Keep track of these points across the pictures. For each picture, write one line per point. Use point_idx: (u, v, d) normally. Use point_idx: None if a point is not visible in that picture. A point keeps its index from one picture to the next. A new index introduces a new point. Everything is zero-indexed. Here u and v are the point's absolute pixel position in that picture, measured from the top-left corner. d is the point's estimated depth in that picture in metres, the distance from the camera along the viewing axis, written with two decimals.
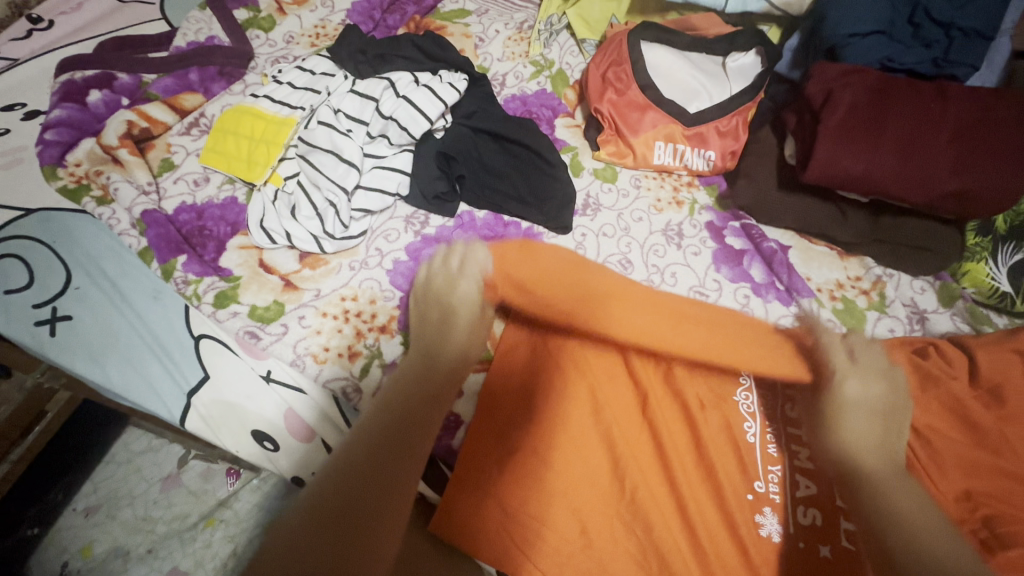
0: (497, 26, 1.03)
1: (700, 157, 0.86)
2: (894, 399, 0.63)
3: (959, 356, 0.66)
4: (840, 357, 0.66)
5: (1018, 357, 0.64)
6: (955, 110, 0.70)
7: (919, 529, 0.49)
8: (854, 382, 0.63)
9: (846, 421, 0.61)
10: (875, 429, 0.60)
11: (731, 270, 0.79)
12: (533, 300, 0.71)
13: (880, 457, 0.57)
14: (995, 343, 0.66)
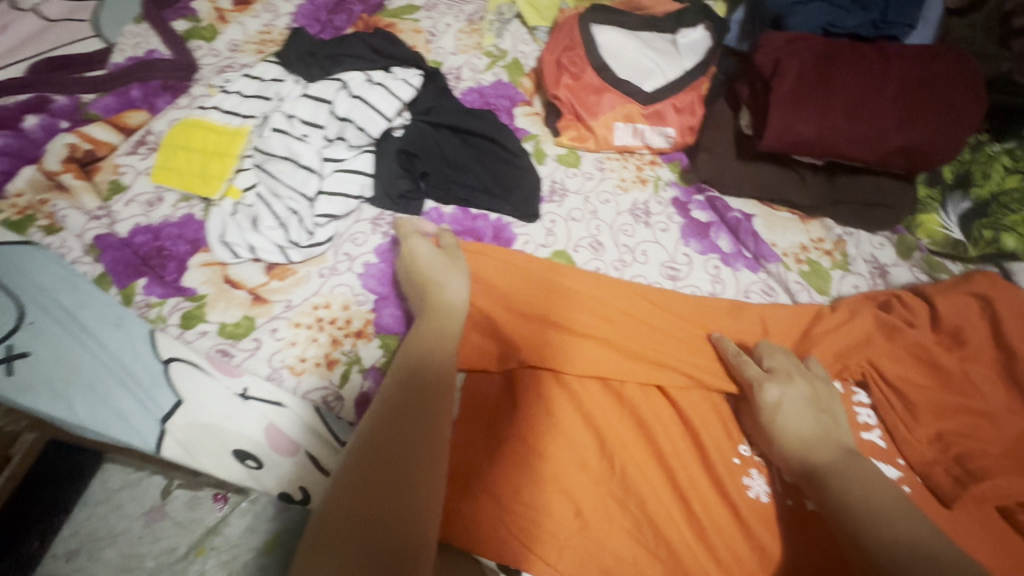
0: (447, 20, 1.02)
1: (660, 136, 0.88)
2: (816, 390, 0.61)
3: (919, 305, 0.69)
4: (754, 368, 0.63)
5: (974, 300, 0.67)
6: (896, 68, 0.72)
7: (877, 514, 0.47)
8: (772, 386, 0.60)
9: (777, 420, 0.58)
10: (811, 421, 0.57)
11: (699, 243, 0.80)
12: (499, 300, 0.67)
13: (823, 446, 0.55)
14: (952, 289, 0.69)
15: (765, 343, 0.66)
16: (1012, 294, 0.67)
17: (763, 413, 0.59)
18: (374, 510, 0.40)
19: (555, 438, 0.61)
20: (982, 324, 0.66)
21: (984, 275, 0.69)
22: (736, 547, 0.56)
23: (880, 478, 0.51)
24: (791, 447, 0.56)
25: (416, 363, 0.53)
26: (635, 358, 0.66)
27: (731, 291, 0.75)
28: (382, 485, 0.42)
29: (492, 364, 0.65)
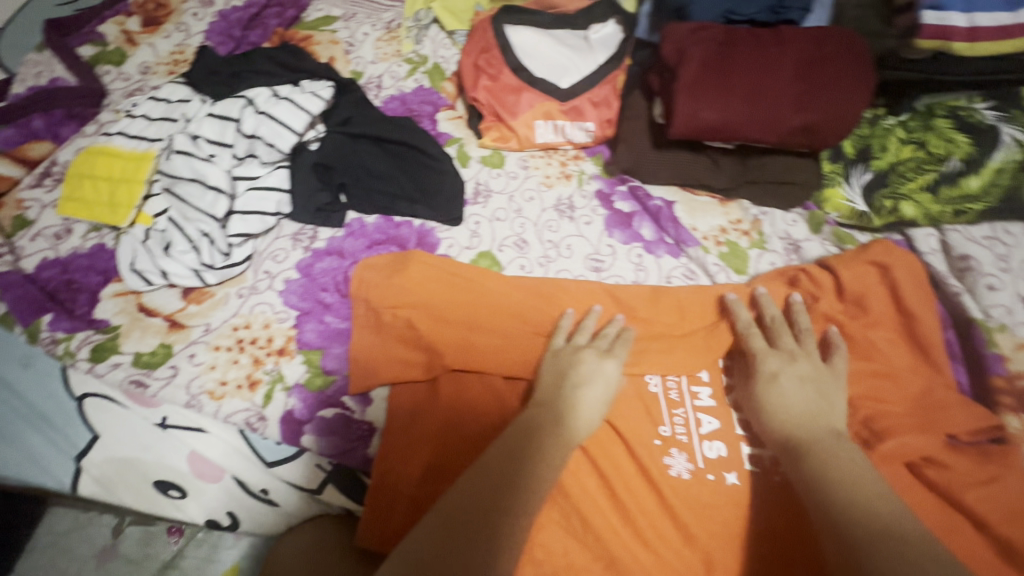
0: (365, 29, 1.01)
1: (580, 130, 0.89)
2: (819, 370, 0.62)
3: (824, 276, 0.71)
4: (759, 341, 0.65)
5: (873, 268, 0.70)
6: (793, 51, 0.74)
7: (858, 498, 0.50)
8: (774, 359, 0.63)
9: (775, 391, 0.61)
10: (807, 396, 0.59)
11: (623, 233, 0.82)
12: (419, 314, 0.66)
13: (814, 424, 0.57)
14: (855, 257, 0.71)
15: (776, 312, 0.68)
16: (904, 257, 0.70)
17: (759, 381, 0.62)
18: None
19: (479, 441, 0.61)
20: (883, 291, 0.69)
21: (882, 243, 0.72)
22: (658, 527, 0.58)
23: (866, 465, 0.53)
24: (782, 420, 0.59)
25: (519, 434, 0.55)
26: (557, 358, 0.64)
27: (654, 278, 0.77)
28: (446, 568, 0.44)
29: (420, 374, 0.65)
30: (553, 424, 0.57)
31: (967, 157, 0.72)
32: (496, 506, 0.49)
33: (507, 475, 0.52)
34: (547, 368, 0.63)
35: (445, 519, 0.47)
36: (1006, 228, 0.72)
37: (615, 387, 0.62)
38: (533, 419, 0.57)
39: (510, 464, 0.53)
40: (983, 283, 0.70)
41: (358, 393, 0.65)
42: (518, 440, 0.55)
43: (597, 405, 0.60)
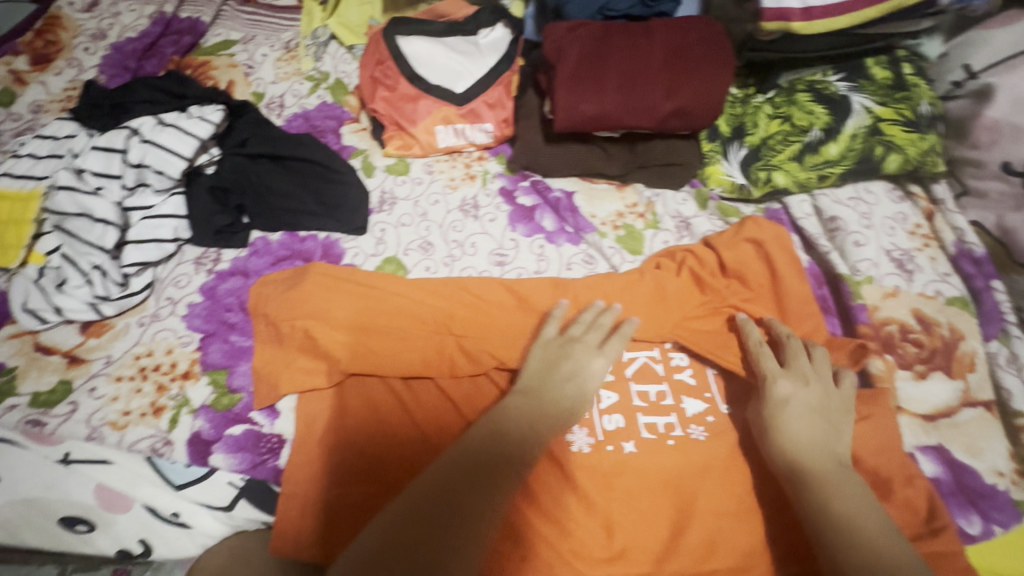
0: (264, 50, 1.03)
1: (480, 132, 0.91)
2: (831, 398, 0.61)
3: (705, 252, 0.75)
4: (770, 363, 0.64)
5: (749, 245, 0.74)
6: (658, 41, 0.79)
7: (861, 539, 0.51)
8: (785, 381, 0.62)
9: (781, 416, 0.59)
10: (814, 425, 0.58)
11: (525, 226, 0.85)
12: (320, 327, 0.68)
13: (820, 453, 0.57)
14: (732, 238, 0.75)
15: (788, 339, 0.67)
16: (774, 231, 0.75)
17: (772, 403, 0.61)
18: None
19: (384, 436, 0.64)
20: (759, 262, 0.74)
21: (755, 220, 0.76)
22: (560, 500, 0.60)
23: (868, 501, 0.54)
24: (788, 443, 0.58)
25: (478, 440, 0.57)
26: (451, 353, 0.68)
27: (555, 267, 0.80)
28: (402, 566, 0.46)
29: (324, 382, 0.66)
30: (528, 418, 0.59)
31: (826, 126, 0.78)
32: (447, 514, 0.50)
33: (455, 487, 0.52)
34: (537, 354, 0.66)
35: (408, 516, 0.49)
36: (866, 188, 0.80)
37: (600, 379, 0.65)
38: (499, 419, 0.59)
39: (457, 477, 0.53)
40: (850, 241, 0.76)
41: (264, 406, 0.66)
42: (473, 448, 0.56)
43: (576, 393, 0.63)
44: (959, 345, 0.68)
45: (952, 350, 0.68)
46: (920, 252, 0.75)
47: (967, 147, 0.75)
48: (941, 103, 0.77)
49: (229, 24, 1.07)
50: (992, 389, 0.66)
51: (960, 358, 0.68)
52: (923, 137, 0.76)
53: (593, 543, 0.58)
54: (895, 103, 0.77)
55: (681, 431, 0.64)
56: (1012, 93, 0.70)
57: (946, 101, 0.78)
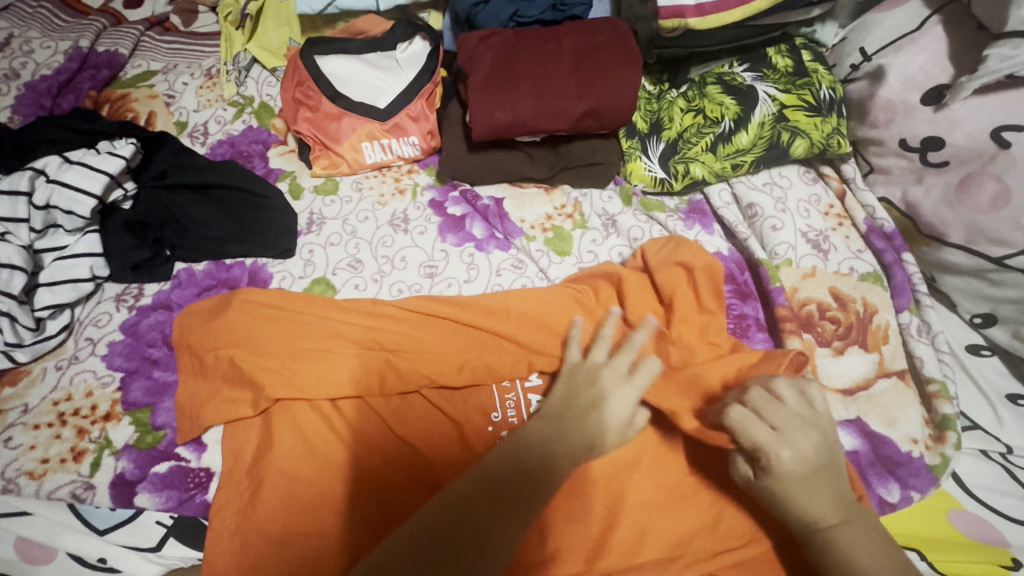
0: (184, 79, 1.01)
1: (407, 145, 0.92)
2: (827, 438, 0.56)
3: (639, 277, 0.73)
4: (761, 429, 0.55)
5: (681, 268, 0.71)
6: (567, 45, 0.81)
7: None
8: (787, 453, 0.54)
9: (791, 490, 0.53)
10: (819, 488, 0.54)
11: (455, 236, 0.85)
12: (244, 355, 0.66)
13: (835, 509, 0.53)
14: (664, 260, 0.72)
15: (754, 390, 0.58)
16: (707, 259, 0.71)
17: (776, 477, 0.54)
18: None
19: (309, 458, 0.63)
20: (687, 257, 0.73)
21: (686, 243, 0.73)
22: None
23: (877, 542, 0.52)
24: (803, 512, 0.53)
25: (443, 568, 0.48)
26: (381, 370, 0.68)
27: (485, 275, 0.81)
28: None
29: (250, 410, 0.65)
30: (555, 454, 0.56)
31: (736, 116, 0.79)
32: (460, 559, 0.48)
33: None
34: (560, 386, 0.63)
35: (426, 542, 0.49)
36: (779, 173, 0.82)
37: (629, 412, 0.61)
38: (522, 468, 0.55)
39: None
40: (767, 226, 0.78)
41: (189, 440, 0.65)
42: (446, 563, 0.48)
43: (618, 420, 0.60)
44: (873, 319, 0.71)
45: (867, 324, 0.70)
46: (834, 231, 0.78)
47: (868, 126, 0.77)
48: (842, 85, 0.80)
49: (149, 55, 1.05)
50: (905, 359, 0.69)
51: (875, 331, 0.70)
52: (826, 120, 0.78)
53: (528, 546, 0.59)
54: (797, 90, 0.79)
55: None
56: (902, 73, 0.73)
57: (846, 84, 0.81)
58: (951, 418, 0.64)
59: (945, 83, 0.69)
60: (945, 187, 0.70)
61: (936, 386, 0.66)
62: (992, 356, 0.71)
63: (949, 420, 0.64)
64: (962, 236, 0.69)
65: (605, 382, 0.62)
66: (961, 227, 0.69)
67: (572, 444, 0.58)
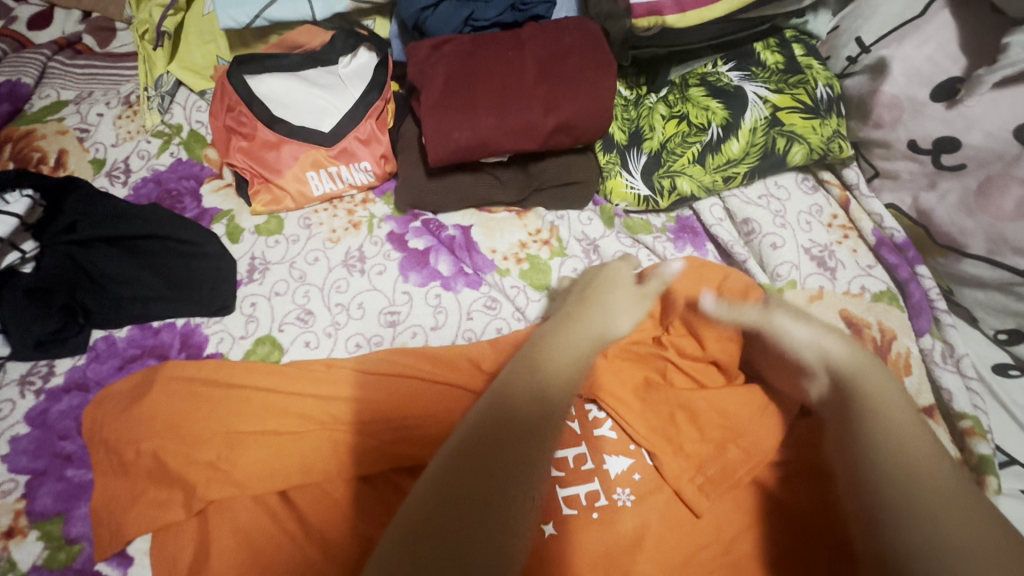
0: (98, 108, 0.89)
1: (360, 172, 0.81)
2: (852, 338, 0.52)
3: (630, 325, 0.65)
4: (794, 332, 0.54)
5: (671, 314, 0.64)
6: (530, 52, 0.71)
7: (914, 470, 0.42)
8: (829, 341, 0.52)
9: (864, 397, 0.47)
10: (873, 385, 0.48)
11: (419, 273, 0.75)
12: (174, 443, 0.56)
13: (917, 435, 0.44)
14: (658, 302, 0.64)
15: (781, 314, 0.55)
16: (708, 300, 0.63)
17: (847, 382, 0.49)
18: (469, 486, 0.40)
19: (255, 566, 0.53)
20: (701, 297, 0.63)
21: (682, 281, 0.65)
22: None
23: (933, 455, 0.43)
24: (871, 421, 0.45)
25: (501, 417, 0.44)
26: (339, 446, 0.58)
27: (454, 319, 0.71)
28: (476, 484, 0.40)
29: (182, 511, 0.55)
30: (564, 347, 0.52)
31: (724, 121, 0.71)
32: (512, 444, 0.43)
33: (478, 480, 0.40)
34: (570, 293, 0.64)
35: (479, 442, 0.42)
36: (775, 182, 0.74)
37: (626, 293, 0.60)
38: (539, 365, 0.49)
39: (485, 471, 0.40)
40: (766, 244, 0.70)
41: (110, 555, 0.54)
42: (475, 435, 0.43)
43: (625, 310, 0.58)
44: (892, 346, 0.63)
45: (886, 353, 0.63)
46: (840, 246, 0.70)
47: (871, 127, 0.69)
48: (838, 81, 0.72)
49: (59, 83, 0.93)
50: (930, 391, 0.61)
51: (895, 360, 0.62)
52: (825, 122, 0.70)
53: None
54: (791, 89, 0.70)
55: (605, 501, 0.56)
56: (908, 65, 0.65)
57: (843, 79, 0.72)
58: (989, 459, 0.56)
59: (957, 76, 0.61)
60: (962, 192, 0.62)
61: (968, 423, 0.58)
62: (1021, 377, 0.64)
63: (987, 462, 0.56)
64: (984, 246, 0.61)
65: (604, 283, 0.61)
66: (982, 236, 0.61)
67: (586, 336, 0.54)
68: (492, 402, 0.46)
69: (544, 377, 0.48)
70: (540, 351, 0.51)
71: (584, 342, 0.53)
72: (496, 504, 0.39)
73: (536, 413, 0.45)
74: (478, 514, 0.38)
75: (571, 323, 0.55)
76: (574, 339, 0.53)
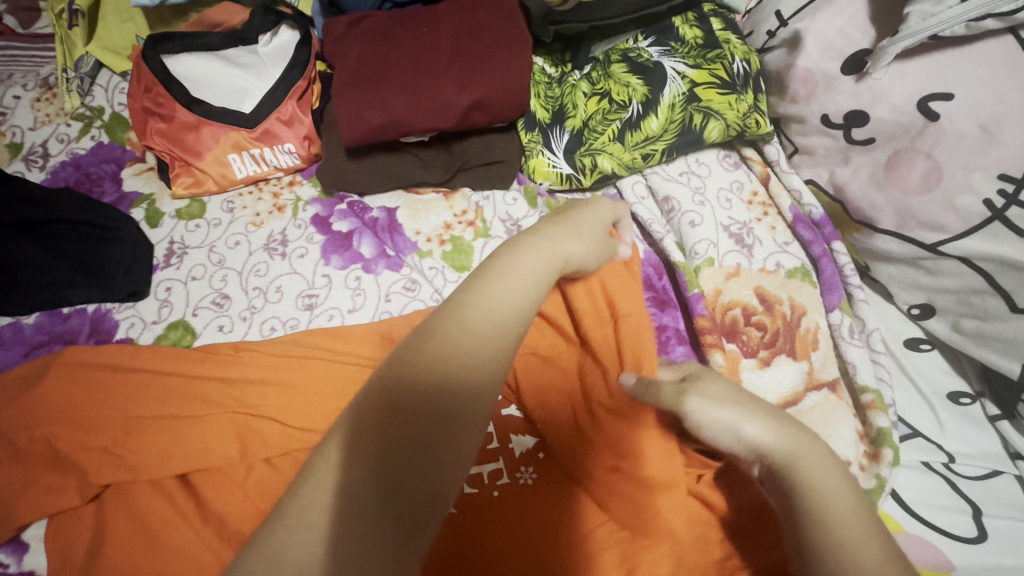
0: (16, 91, 0.87)
1: (284, 154, 0.79)
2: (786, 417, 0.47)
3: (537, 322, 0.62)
4: (698, 412, 0.48)
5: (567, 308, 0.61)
6: (445, 29, 0.70)
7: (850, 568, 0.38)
8: (752, 428, 0.46)
9: (803, 486, 0.42)
10: (816, 470, 0.43)
11: (340, 256, 0.73)
12: (72, 429, 0.56)
13: (858, 519, 0.41)
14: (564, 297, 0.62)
15: (695, 402, 0.48)
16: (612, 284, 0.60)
17: (785, 471, 0.44)
18: (411, 443, 0.34)
19: (148, 551, 0.52)
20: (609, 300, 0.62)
21: None
22: None
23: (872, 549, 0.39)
24: (814, 528, 0.40)
25: (435, 374, 0.36)
26: (243, 429, 0.58)
27: (372, 302, 0.70)
28: (419, 440, 0.34)
29: (79, 496, 0.54)
30: (533, 275, 0.44)
31: (644, 98, 0.70)
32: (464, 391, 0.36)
33: (404, 452, 0.34)
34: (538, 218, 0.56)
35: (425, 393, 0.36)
36: (696, 160, 0.74)
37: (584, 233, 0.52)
38: (502, 295, 0.41)
39: (414, 440, 0.34)
40: (685, 221, 0.70)
41: (4, 542, 0.54)
42: (418, 383, 0.36)
43: (591, 237, 0.53)
44: (801, 322, 0.63)
45: (794, 329, 0.63)
46: (758, 223, 0.70)
47: (788, 102, 0.69)
48: (758, 55, 0.71)
49: None
50: (837, 365, 0.62)
51: (803, 336, 0.63)
52: (742, 97, 0.69)
53: None
54: (708, 65, 0.70)
55: (507, 480, 0.57)
56: (821, 38, 0.64)
57: (763, 54, 0.72)
58: (887, 432, 0.57)
59: (866, 48, 0.61)
60: (873, 166, 0.62)
61: (870, 396, 0.59)
62: (932, 351, 0.64)
63: (885, 435, 0.57)
64: (893, 221, 0.61)
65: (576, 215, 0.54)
66: (891, 211, 0.61)
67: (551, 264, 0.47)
68: (427, 340, 0.38)
69: (489, 323, 0.39)
70: (489, 279, 0.42)
71: (544, 278, 0.45)
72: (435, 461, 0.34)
73: (482, 363, 0.38)
74: (419, 476, 0.33)
75: (536, 249, 0.47)
76: (542, 268, 0.46)
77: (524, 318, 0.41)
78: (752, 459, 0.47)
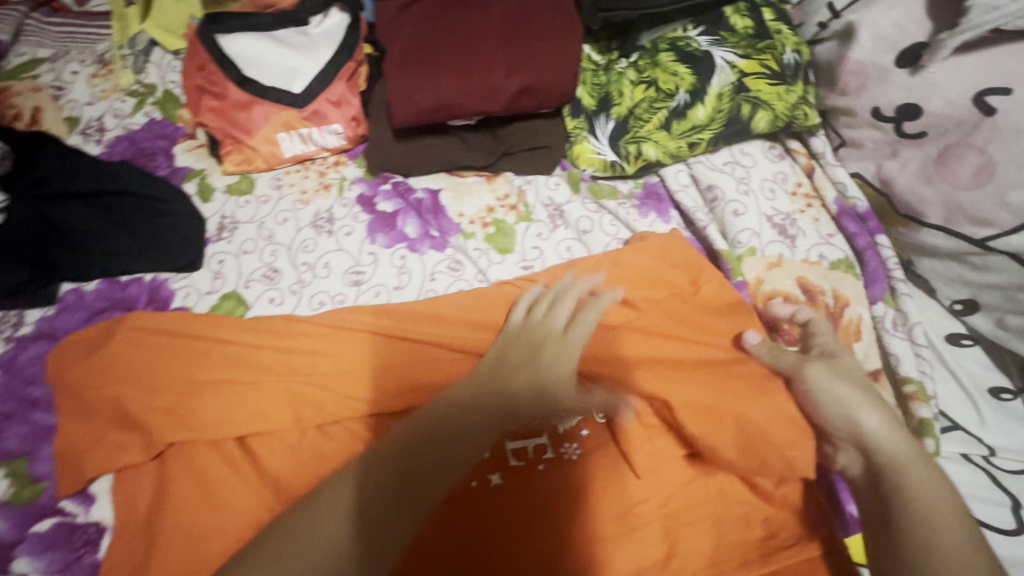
0: (74, 67, 0.90)
1: (331, 135, 0.81)
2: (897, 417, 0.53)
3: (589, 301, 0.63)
4: (820, 380, 0.54)
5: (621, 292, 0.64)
6: (497, 14, 0.71)
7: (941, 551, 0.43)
8: (868, 414, 0.52)
9: (902, 475, 0.48)
10: (917, 465, 0.49)
11: (386, 235, 0.75)
12: (138, 389, 0.59)
13: (946, 513, 0.46)
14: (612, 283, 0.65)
15: (817, 371, 0.55)
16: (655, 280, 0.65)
17: (884, 457, 0.50)
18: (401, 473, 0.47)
19: (209, 508, 0.55)
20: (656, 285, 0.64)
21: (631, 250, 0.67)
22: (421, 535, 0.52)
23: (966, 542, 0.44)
24: (909, 510, 0.46)
25: (426, 426, 0.50)
26: (298, 397, 0.60)
27: (417, 280, 0.71)
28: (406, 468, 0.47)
29: (142, 454, 0.57)
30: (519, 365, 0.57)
31: (692, 87, 0.70)
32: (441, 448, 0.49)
33: (388, 482, 0.46)
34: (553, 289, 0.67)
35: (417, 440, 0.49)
36: (741, 150, 0.74)
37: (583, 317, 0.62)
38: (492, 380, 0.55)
39: (393, 479, 0.46)
40: (729, 211, 0.70)
41: (72, 494, 0.56)
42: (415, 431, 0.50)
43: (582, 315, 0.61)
44: (844, 313, 0.64)
45: (837, 319, 0.63)
46: (802, 214, 0.70)
47: (837, 94, 0.69)
48: (808, 47, 0.72)
49: (35, 40, 0.94)
50: (878, 357, 0.63)
51: (846, 326, 0.63)
52: (790, 89, 0.70)
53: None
54: (757, 55, 0.70)
55: (552, 454, 0.57)
56: (874, 31, 0.65)
57: (813, 46, 0.72)
58: (928, 423, 0.58)
59: (921, 41, 0.61)
60: (922, 160, 0.62)
61: (912, 387, 0.60)
62: (973, 346, 0.65)
63: (926, 426, 0.58)
64: (941, 215, 0.61)
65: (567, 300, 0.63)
66: (940, 205, 0.61)
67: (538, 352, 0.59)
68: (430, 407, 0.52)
69: (475, 396, 0.54)
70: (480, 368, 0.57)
71: (521, 366, 0.57)
72: (412, 493, 0.46)
73: (459, 427, 0.51)
74: (400, 501, 0.45)
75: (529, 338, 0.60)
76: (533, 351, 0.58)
77: (506, 399, 0.54)
78: (849, 441, 0.53)
